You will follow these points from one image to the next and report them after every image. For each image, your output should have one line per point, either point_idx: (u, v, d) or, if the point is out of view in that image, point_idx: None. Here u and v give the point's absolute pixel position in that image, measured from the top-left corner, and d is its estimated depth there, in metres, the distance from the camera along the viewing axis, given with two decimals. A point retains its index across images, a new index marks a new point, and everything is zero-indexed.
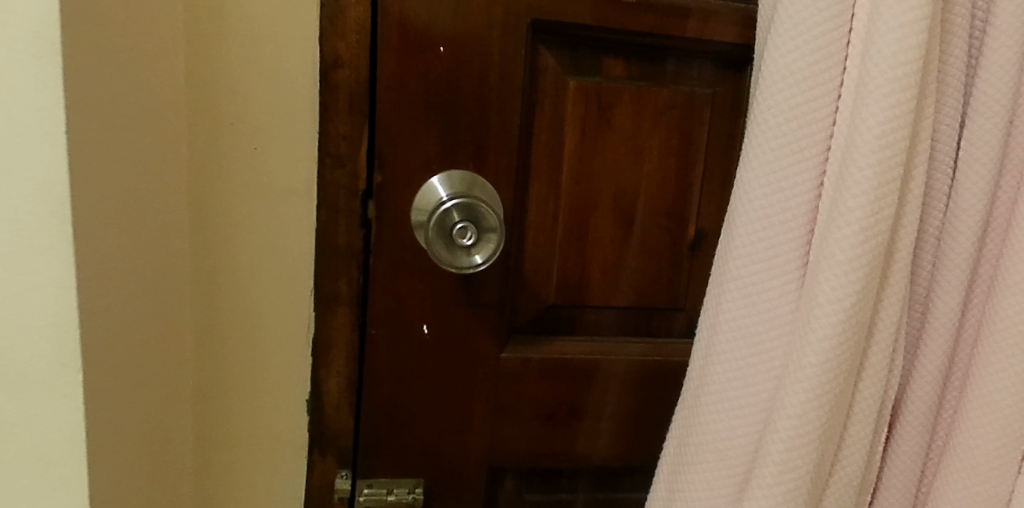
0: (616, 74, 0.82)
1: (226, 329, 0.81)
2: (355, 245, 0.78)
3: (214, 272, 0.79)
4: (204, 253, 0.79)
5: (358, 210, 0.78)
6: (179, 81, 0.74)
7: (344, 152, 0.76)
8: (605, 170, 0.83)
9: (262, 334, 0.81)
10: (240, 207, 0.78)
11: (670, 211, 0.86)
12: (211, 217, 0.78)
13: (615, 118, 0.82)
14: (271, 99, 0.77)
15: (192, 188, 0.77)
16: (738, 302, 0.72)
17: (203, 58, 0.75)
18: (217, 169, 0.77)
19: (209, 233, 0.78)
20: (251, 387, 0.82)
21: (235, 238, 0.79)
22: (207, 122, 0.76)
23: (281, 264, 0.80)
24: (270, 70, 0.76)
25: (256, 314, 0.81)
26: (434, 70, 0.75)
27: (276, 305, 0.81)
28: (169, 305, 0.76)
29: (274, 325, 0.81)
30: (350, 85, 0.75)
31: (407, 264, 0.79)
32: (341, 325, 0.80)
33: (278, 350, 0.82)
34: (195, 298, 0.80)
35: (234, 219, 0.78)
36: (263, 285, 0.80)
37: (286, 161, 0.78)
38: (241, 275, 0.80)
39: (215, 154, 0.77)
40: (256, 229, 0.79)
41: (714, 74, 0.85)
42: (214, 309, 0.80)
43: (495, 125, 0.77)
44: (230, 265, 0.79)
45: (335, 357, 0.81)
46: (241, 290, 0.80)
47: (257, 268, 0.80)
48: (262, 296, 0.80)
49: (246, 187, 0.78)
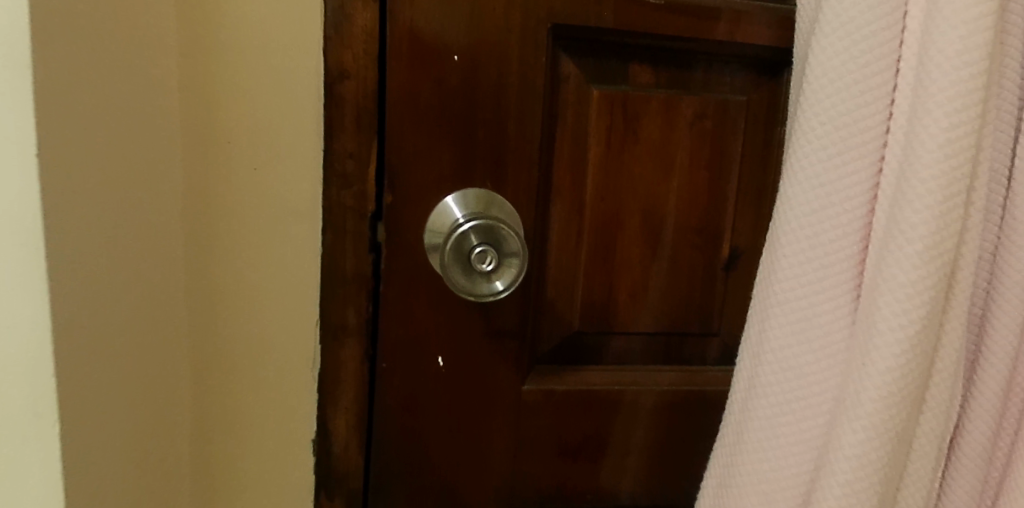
0: (643, 82, 0.76)
1: (227, 366, 0.73)
2: (365, 270, 0.72)
3: (213, 304, 0.72)
4: (202, 283, 0.72)
5: (367, 234, 0.72)
6: (170, 96, 0.68)
7: (351, 170, 0.70)
8: (632, 186, 0.77)
9: (266, 370, 0.74)
10: (240, 232, 0.71)
11: (701, 229, 0.80)
12: (209, 242, 0.71)
13: (643, 129, 0.76)
14: (271, 116, 0.70)
15: (187, 212, 0.70)
16: (784, 329, 0.66)
17: (196, 68, 0.68)
18: (215, 191, 0.70)
19: (206, 259, 0.71)
20: (256, 427, 0.75)
21: (235, 266, 0.72)
22: (202, 138, 0.69)
23: (286, 293, 0.73)
24: (270, 83, 0.69)
25: (259, 348, 0.73)
26: (448, 81, 0.69)
27: (280, 338, 0.73)
28: (162, 341, 0.69)
29: (279, 360, 0.74)
30: (356, 98, 0.70)
31: (421, 291, 0.72)
32: (349, 359, 0.74)
33: (283, 386, 0.74)
34: (192, 333, 0.72)
35: (234, 243, 0.71)
36: (267, 317, 0.73)
37: (290, 180, 0.71)
38: (243, 307, 0.72)
39: (213, 174, 0.70)
40: (259, 256, 0.72)
41: (747, 80, 0.79)
42: (213, 343, 0.73)
43: (515, 139, 0.71)
44: (231, 296, 0.72)
45: (344, 393, 0.75)
46: (242, 322, 0.73)
47: (259, 298, 0.72)
48: (265, 328, 0.73)
49: (246, 209, 0.71)
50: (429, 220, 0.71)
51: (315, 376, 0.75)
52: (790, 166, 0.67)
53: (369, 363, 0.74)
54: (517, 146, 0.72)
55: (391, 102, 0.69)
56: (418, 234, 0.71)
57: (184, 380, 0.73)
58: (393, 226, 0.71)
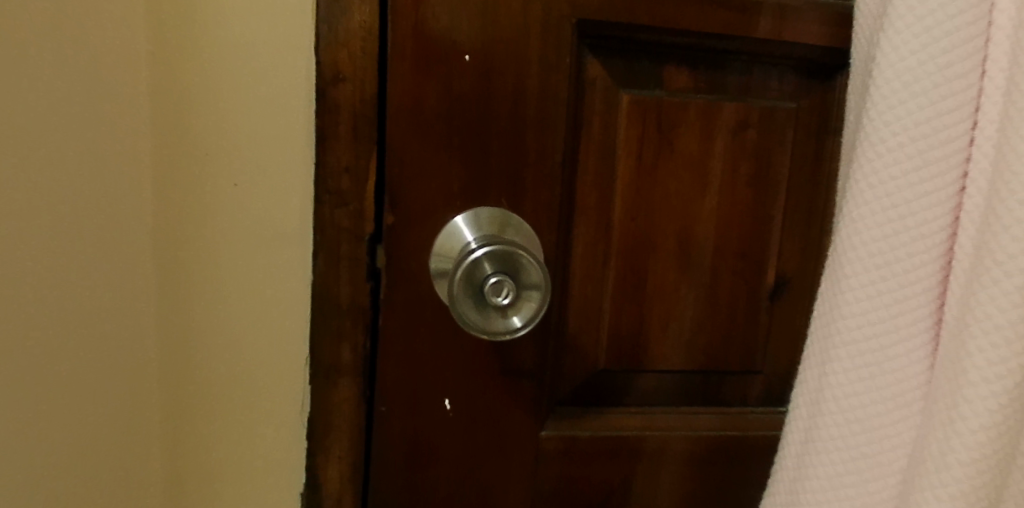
0: (681, 86, 0.66)
1: (200, 406, 0.65)
2: (363, 301, 0.63)
3: (186, 336, 0.64)
4: (172, 311, 0.63)
5: (365, 259, 0.62)
6: (133, 103, 0.61)
7: (346, 187, 0.61)
8: (667, 205, 0.67)
9: (247, 412, 0.65)
10: (217, 256, 0.62)
11: (742, 253, 0.70)
12: (179, 262, 0.63)
13: (679, 140, 0.66)
14: (258, 124, 0.61)
15: (155, 231, 0.63)
16: (850, 374, 0.57)
17: (170, 66, 0.61)
18: (187, 209, 0.62)
19: (176, 282, 0.63)
20: (230, 475, 0.66)
21: (212, 294, 0.63)
22: (173, 143, 0.61)
23: (271, 325, 0.64)
24: (253, 88, 0.61)
25: (239, 387, 0.64)
26: (460, 84, 0.60)
27: (264, 376, 0.65)
28: (111, 367, 0.62)
29: (262, 400, 0.65)
30: (352, 104, 0.60)
31: (425, 325, 0.63)
32: (343, 402, 0.64)
33: (264, 427, 0.65)
34: (162, 367, 0.64)
35: (207, 266, 0.62)
36: (247, 353, 0.64)
37: (272, 196, 0.62)
38: (219, 340, 0.64)
39: (183, 189, 0.62)
40: (234, 281, 0.63)
41: (797, 84, 0.69)
42: (183, 376, 0.64)
43: (534, 151, 0.62)
44: (204, 328, 0.63)
45: (337, 442, 0.65)
46: (218, 359, 0.64)
47: (239, 331, 0.63)
48: (246, 366, 0.64)
49: (221, 229, 0.62)
50: (438, 244, 0.61)
51: (304, 420, 0.65)
52: (853, 184, 0.58)
53: (366, 407, 0.65)
54: (537, 159, 0.62)
55: (393, 109, 0.60)
56: (424, 261, 0.62)
57: (147, 416, 0.65)
58: (396, 251, 0.62)
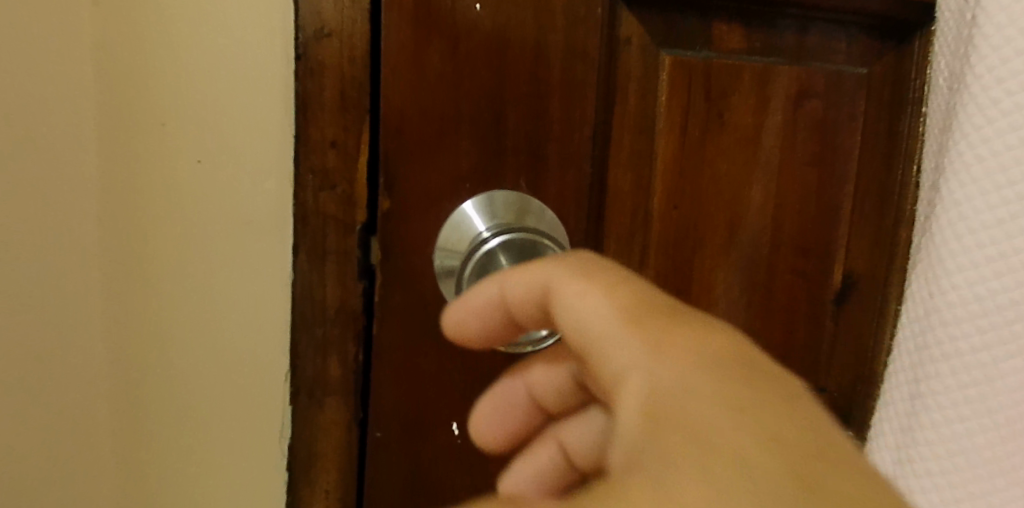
0: (734, 47, 0.55)
1: (160, 435, 0.53)
2: (353, 305, 0.52)
3: (144, 351, 0.52)
4: (126, 322, 0.52)
5: (356, 255, 0.51)
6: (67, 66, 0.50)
7: (332, 165, 0.50)
8: (717, 190, 0.56)
9: (216, 442, 0.54)
10: (176, 249, 0.50)
11: (804, 248, 0.60)
12: (131, 252, 0.51)
13: (731, 111, 0.56)
14: (225, 89, 0.49)
15: (106, 222, 0.51)
16: (954, 394, 0.49)
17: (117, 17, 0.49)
18: (142, 195, 0.50)
19: (126, 276, 0.51)
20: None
21: (172, 299, 0.51)
22: (123, 108, 0.50)
23: (245, 335, 0.52)
24: (217, 42, 0.49)
25: (207, 412, 0.53)
26: (470, 40, 0.49)
27: (237, 397, 0.53)
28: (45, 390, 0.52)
29: (234, 426, 0.53)
30: (340, 64, 0.49)
31: (428, 333, 0.53)
32: (330, 425, 0.53)
33: (237, 459, 0.54)
34: (117, 387, 0.53)
35: (163, 261, 0.51)
36: (216, 369, 0.52)
37: (242, 177, 0.50)
38: (181, 355, 0.52)
39: (137, 169, 0.50)
40: (197, 280, 0.51)
41: (866, 46, 0.59)
42: (134, 387, 0.53)
43: (558, 123, 0.52)
44: (162, 340, 0.52)
45: (323, 476, 0.54)
46: (179, 374, 0.52)
47: (205, 344, 0.52)
48: (214, 386, 0.53)
49: (181, 216, 0.50)
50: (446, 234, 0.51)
51: (284, 450, 0.54)
52: (948, 166, 0.50)
53: (358, 434, 0.54)
54: (563, 133, 0.52)
55: (389, 69, 0.49)
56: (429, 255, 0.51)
57: (96, 444, 0.54)
58: (394, 243, 0.51)
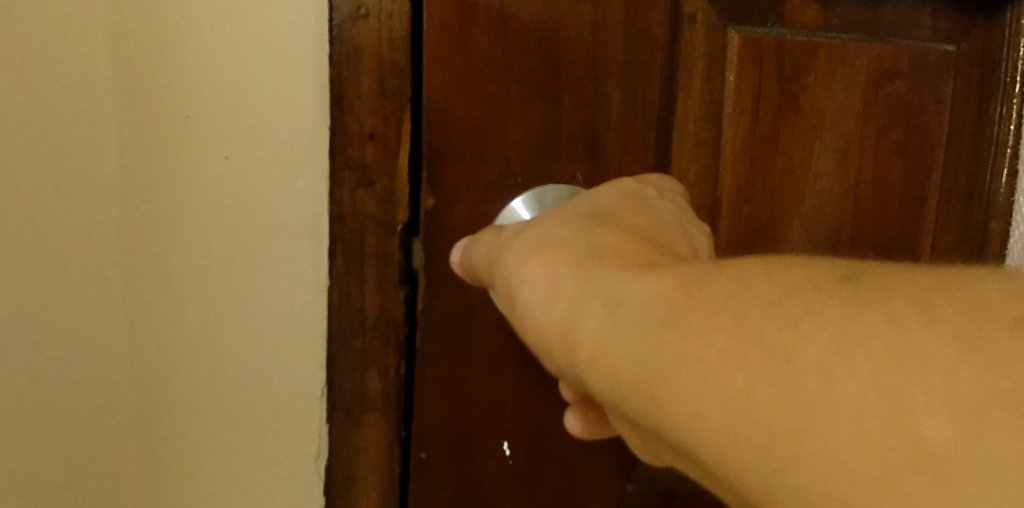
0: (808, 22, 0.51)
1: (190, 463, 0.48)
2: (395, 314, 0.48)
3: (171, 371, 0.47)
4: (149, 338, 0.46)
5: (398, 258, 0.48)
6: (66, 58, 0.42)
7: (370, 160, 0.46)
8: (791, 181, 0.51)
9: (251, 467, 0.48)
10: (206, 254, 0.46)
11: (886, 244, 0.54)
12: (157, 259, 0.46)
13: (806, 94, 0.51)
14: (252, 77, 0.44)
15: (124, 234, 0.45)
16: None
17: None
18: (168, 198, 0.45)
19: (152, 286, 0.46)
20: None
21: (204, 310, 0.46)
22: (146, 100, 0.44)
23: (282, 348, 0.47)
24: (247, 26, 0.44)
25: (240, 435, 0.48)
26: (521, 15, 0.45)
27: (273, 417, 0.48)
28: (60, 439, 0.44)
29: (270, 449, 0.48)
30: (378, 49, 0.45)
31: (478, 343, 0.48)
32: (371, 445, 0.49)
33: (275, 486, 0.49)
34: (139, 417, 0.47)
35: (192, 267, 0.46)
36: (251, 385, 0.47)
37: (275, 172, 0.46)
38: (212, 372, 0.47)
39: (159, 171, 0.45)
40: (228, 288, 0.46)
41: (954, 21, 0.53)
42: (162, 409, 0.47)
43: (617, 109, 0.47)
44: (190, 357, 0.47)
45: (364, 500, 0.50)
46: (210, 391, 0.47)
47: (237, 358, 0.47)
48: (249, 403, 0.48)
49: (211, 216, 0.45)
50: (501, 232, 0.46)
51: (321, 472, 0.49)
52: None
53: (399, 453, 0.50)
54: (622, 119, 0.47)
55: (432, 49, 0.44)
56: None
57: (119, 487, 0.47)
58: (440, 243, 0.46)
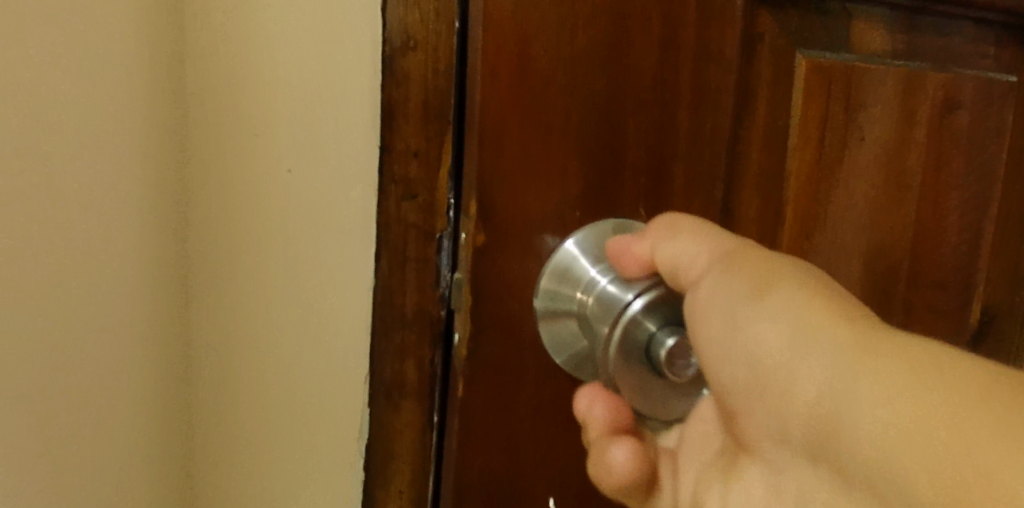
0: (872, 47, 0.48)
1: (238, 458, 0.51)
2: (431, 310, 0.46)
3: (223, 356, 0.50)
4: (207, 325, 0.50)
5: (435, 259, 0.45)
6: (138, 76, 0.45)
7: (416, 174, 0.45)
8: (853, 211, 0.49)
9: (285, 455, 0.50)
10: (258, 249, 0.48)
11: (943, 275, 0.53)
12: (213, 249, 0.49)
13: (871, 122, 0.48)
14: (304, 97, 0.46)
15: (190, 229, 0.49)
16: None
17: (210, 20, 0.46)
18: (229, 198, 0.48)
19: (207, 275, 0.49)
20: None
21: (256, 305, 0.48)
22: (212, 107, 0.47)
23: (326, 358, 0.48)
24: (309, 52, 0.45)
25: (282, 438, 0.50)
26: (586, 30, 0.38)
27: (314, 423, 0.49)
28: (117, 438, 0.46)
29: (305, 439, 0.50)
30: (426, 77, 0.44)
31: (528, 393, 0.40)
32: (407, 425, 0.47)
33: (313, 479, 0.50)
34: (201, 395, 0.51)
35: (246, 261, 0.48)
36: (299, 377, 0.49)
37: (329, 179, 0.46)
38: (260, 362, 0.49)
39: (220, 184, 0.48)
40: (279, 284, 0.48)
41: (1014, 56, 0.53)
42: (212, 389, 0.50)
43: (684, 133, 0.41)
44: (240, 344, 0.49)
45: (398, 475, 0.48)
46: (259, 380, 0.49)
47: (287, 353, 0.49)
48: (293, 395, 0.49)
49: (263, 213, 0.47)
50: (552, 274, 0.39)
51: (360, 450, 0.49)
52: None
53: (432, 487, 0.43)
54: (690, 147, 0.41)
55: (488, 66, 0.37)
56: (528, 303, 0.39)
57: (189, 468, 0.52)
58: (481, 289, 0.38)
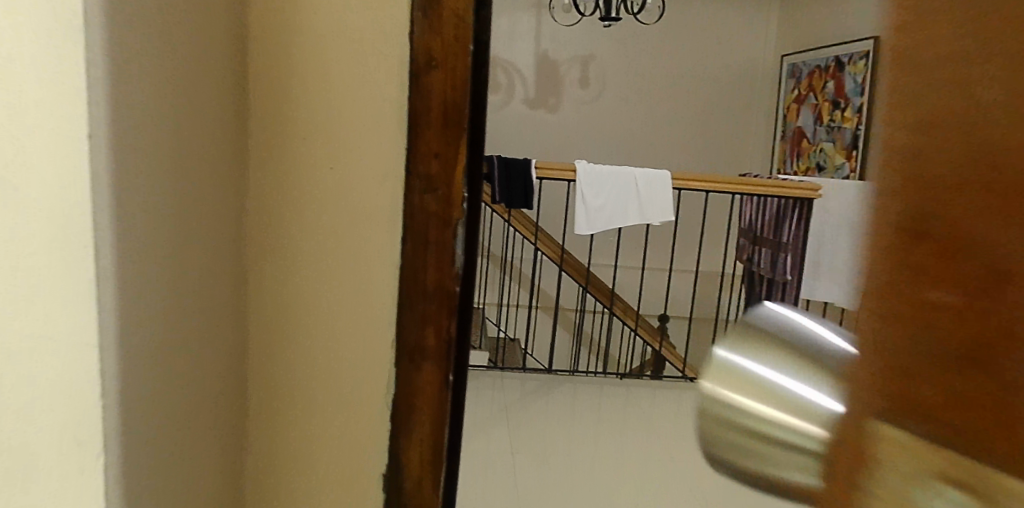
0: None
1: (291, 442, 0.56)
2: (451, 286, 0.53)
3: (280, 338, 0.54)
4: (269, 313, 0.54)
5: (453, 243, 0.52)
6: (220, 99, 0.48)
7: (436, 172, 0.51)
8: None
9: (332, 421, 0.55)
10: (311, 238, 0.52)
11: None
12: (274, 244, 0.53)
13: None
14: (342, 112, 0.51)
15: (254, 226, 0.53)
16: None
17: (270, 43, 0.50)
18: (286, 197, 0.52)
19: (265, 268, 0.53)
20: (320, 472, 0.56)
21: (307, 292, 0.53)
22: (273, 117, 0.51)
23: (362, 345, 0.54)
24: (349, 68, 0.50)
25: (325, 417, 0.55)
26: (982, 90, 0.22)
27: (351, 390, 0.54)
28: (209, 424, 0.50)
29: (344, 402, 0.55)
30: (447, 88, 0.50)
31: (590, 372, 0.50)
32: (427, 384, 0.54)
33: (352, 435, 0.55)
34: (261, 374, 0.55)
35: (302, 251, 0.53)
36: (340, 352, 0.54)
37: (367, 176, 0.51)
38: (309, 343, 0.54)
39: (280, 197, 0.52)
40: (329, 270, 0.53)
41: None
42: (273, 370, 0.55)
43: None
44: (294, 328, 0.54)
45: (419, 421, 0.54)
46: (311, 357, 0.54)
47: (333, 332, 0.53)
48: (337, 368, 0.54)
49: (316, 207, 0.52)
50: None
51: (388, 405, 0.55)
52: None
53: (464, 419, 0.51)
54: None
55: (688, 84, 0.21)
56: None
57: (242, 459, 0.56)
58: None
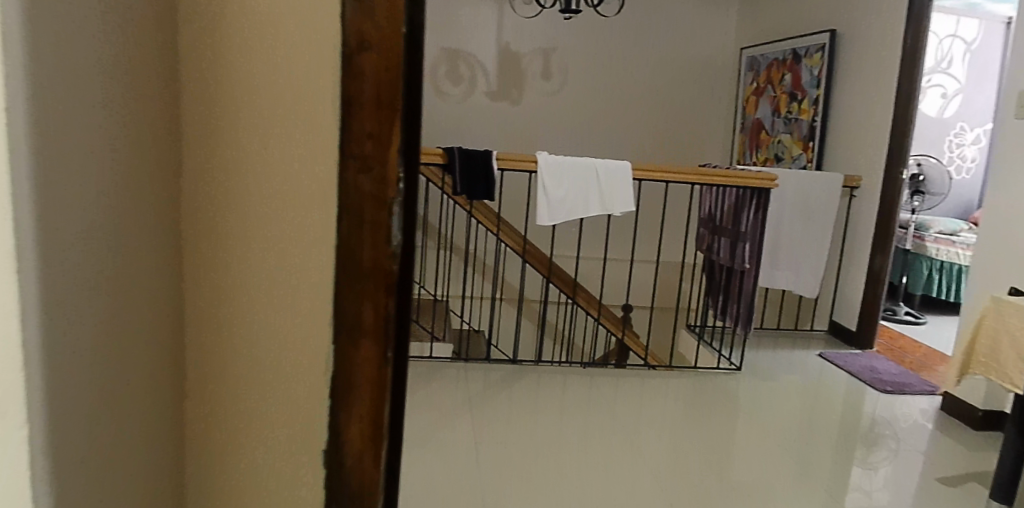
0: None
1: (233, 420, 0.57)
2: (388, 262, 0.54)
3: (217, 313, 0.56)
4: (207, 287, 0.55)
5: (391, 221, 0.54)
6: (146, 81, 0.51)
7: (370, 151, 0.52)
8: None
9: (271, 394, 0.56)
10: (246, 214, 0.54)
11: None
12: (209, 221, 0.54)
13: None
14: (278, 96, 0.52)
15: (190, 203, 0.54)
16: None
17: (203, 29, 0.53)
18: (221, 175, 0.54)
19: (201, 243, 0.55)
20: (260, 444, 0.57)
21: (243, 268, 0.55)
22: (207, 99, 0.53)
23: (299, 323, 0.55)
24: (280, 50, 0.52)
25: (264, 394, 0.56)
26: None
27: (289, 363, 0.56)
28: (138, 384, 0.53)
29: (283, 375, 0.56)
30: (380, 71, 0.52)
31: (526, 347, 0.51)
32: (366, 358, 0.55)
33: (291, 409, 0.56)
34: (200, 347, 0.56)
35: (237, 227, 0.54)
36: (278, 326, 0.55)
37: (300, 155, 0.53)
38: (247, 318, 0.55)
39: (218, 181, 0.54)
40: (264, 246, 0.54)
41: None
42: (211, 342, 0.56)
43: None
44: (232, 303, 0.55)
45: (359, 395, 0.56)
46: (248, 330, 0.55)
47: (269, 306, 0.55)
48: (274, 341, 0.55)
49: (250, 184, 0.53)
50: None
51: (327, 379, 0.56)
52: None
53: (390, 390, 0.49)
54: None
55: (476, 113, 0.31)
56: None
57: (186, 437, 0.58)
58: None
